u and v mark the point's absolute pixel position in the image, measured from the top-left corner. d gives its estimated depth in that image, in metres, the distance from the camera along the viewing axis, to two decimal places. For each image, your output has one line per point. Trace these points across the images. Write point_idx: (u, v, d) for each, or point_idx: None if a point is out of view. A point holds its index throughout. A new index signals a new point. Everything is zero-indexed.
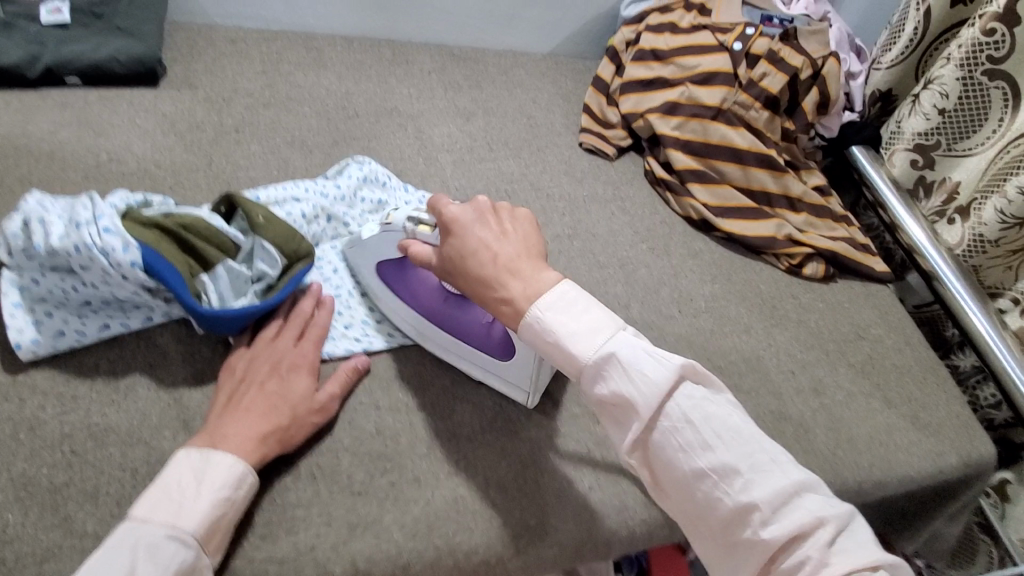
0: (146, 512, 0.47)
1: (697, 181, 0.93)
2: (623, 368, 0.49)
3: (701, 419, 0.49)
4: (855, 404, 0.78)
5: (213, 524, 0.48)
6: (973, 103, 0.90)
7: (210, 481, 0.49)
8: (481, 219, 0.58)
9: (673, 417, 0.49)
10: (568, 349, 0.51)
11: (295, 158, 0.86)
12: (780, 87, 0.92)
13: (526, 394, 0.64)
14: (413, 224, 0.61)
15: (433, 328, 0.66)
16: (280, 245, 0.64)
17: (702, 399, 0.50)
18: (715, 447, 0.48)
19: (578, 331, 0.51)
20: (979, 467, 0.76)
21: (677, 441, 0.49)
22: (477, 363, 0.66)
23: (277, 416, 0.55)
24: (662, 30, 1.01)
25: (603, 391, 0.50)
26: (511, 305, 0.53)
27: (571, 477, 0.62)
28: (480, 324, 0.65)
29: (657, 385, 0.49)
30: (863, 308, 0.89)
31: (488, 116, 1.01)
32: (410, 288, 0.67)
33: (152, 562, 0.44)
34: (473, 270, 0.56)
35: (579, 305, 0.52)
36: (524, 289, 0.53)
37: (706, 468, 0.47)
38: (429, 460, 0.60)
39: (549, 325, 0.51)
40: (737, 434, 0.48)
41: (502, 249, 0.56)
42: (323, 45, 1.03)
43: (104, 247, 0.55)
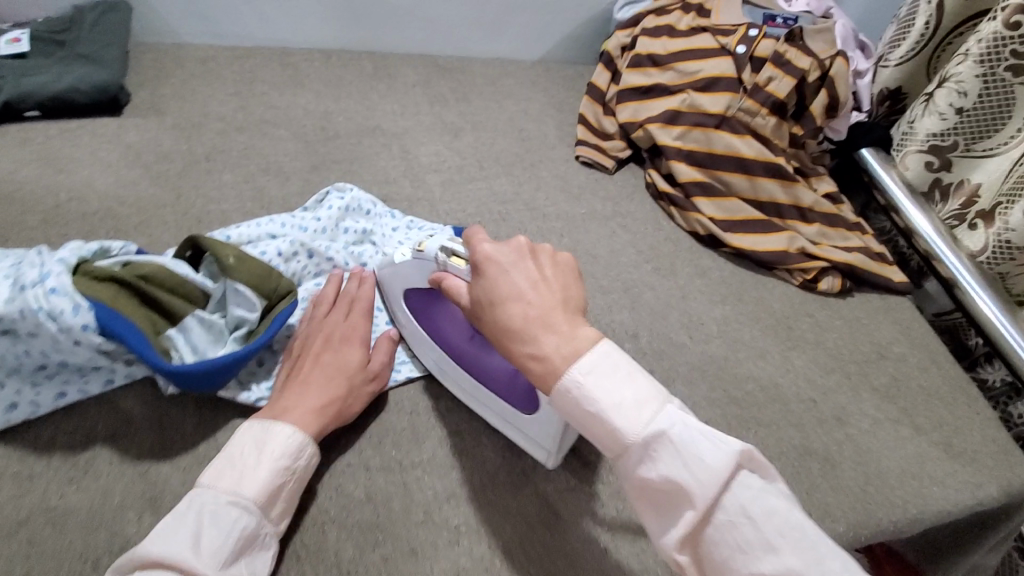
0: (213, 479, 0.48)
1: (703, 193, 0.87)
2: (674, 451, 0.42)
3: (763, 515, 0.41)
4: (882, 432, 0.72)
5: (274, 491, 0.48)
6: (995, 101, 0.85)
7: (267, 450, 0.50)
8: (515, 262, 0.50)
9: (729, 510, 0.42)
10: (611, 424, 0.43)
11: (271, 187, 0.80)
12: (787, 91, 0.87)
13: (545, 453, 0.58)
14: (445, 255, 0.55)
15: (455, 368, 0.62)
16: (256, 288, 0.58)
17: (763, 490, 0.42)
18: (779, 548, 0.40)
19: (623, 403, 0.43)
20: (1020, 497, 0.70)
21: (733, 538, 0.41)
22: (498, 412, 0.61)
23: (336, 386, 0.56)
24: (659, 34, 0.95)
25: (648, 474, 0.43)
26: (541, 360, 0.46)
27: (583, 539, 0.56)
28: (505, 372, 0.60)
29: (713, 471, 0.42)
30: (883, 325, 0.84)
31: (478, 131, 0.96)
32: (438, 322, 0.63)
33: (215, 527, 0.45)
34: (500, 320, 0.48)
35: (622, 369, 0.45)
36: (558, 346, 0.46)
37: (769, 573, 0.40)
38: (425, 528, 0.54)
39: (591, 395, 0.44)
40: (802, 533, 0.41)
41: (538, 300, 0.48)
42: (300, 61, 0.98)
43: (52, 310, 0.50)
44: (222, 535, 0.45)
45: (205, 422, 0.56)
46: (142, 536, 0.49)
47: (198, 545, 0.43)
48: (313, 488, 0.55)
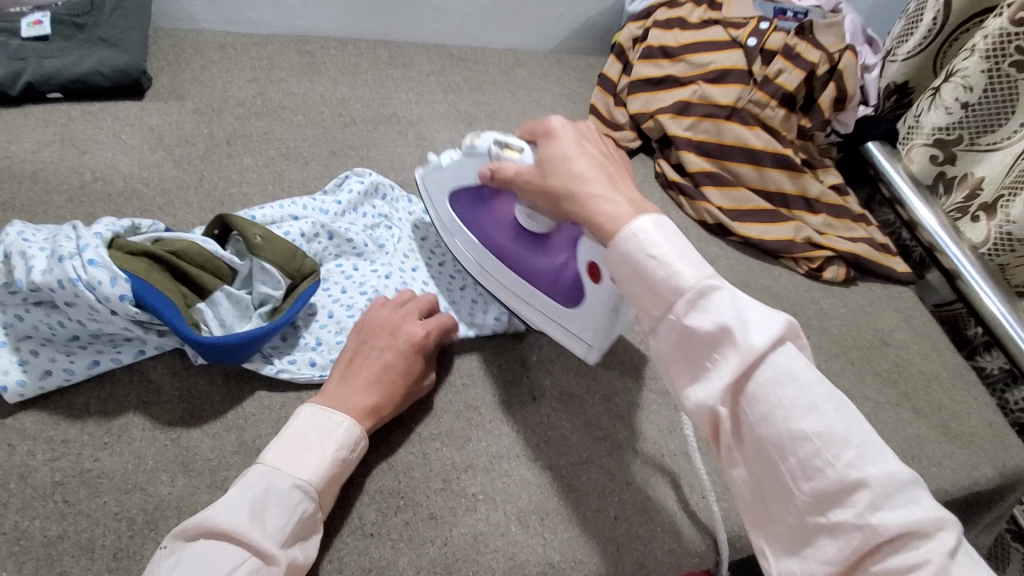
0: (278, 458, 0.49)
1: (712, 183, 0.89)
2: (727, 304, 0.44)
3: (810, 380, 0.42)
4: (883, 415, 0.75)
5: (329, 479, 0.50)
6: (1000, 97, 0.87)
7: (332, 439, 0.51)
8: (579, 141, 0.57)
9: (777, 370, 0.42)
10: (666, 270, 0.46)
11: (291, 170, 0.82)
12: (796, 84, 0.89)
13: (584, 347, 0.65)
14: (499, 147, 0.62)
15: (498, 266, 0.69)
16: (281, 266, 0.60)
17: (810, 363, 0.43)
18: (823, 411, 0.40)
19: (685, 256, 0.46)
20: (1013, 477, 0.73)
21: (779, 398, 0.41)
22: (539, 309, 0.67)
23: (392, 391, 0.57)
24: (671, 26, 0.97)
25: (698, 325, 0.44)
26: (609, 204, 0.51)
27: (595, 508, 0.58)
28: (547, 267, 0.66)
29: (765, 333, 0.42)
30: (886, 312, 0.86)
31: (492, 120, 0.97)
32: (485, 223, 0.69)
33: (280, 508, 0.47)
34: (572, 176, 0.54)
35: (678, 237, 0.47)
36: (627, 199, 0.51)
37: (809, 433, 0.40)
38: (444, 495, 0.56)
39: (650, 241, 0.47)
40: (843, 404, 0.41)
41: (604, 163, 0.55)
42: (316, 48, 0.99)
43: (89, 281, 0.51)
44: (284, 513, 0.47)
45: (232, 392, 0.59)
46: (176, 497, 0.52)
47: (261, 518, 0.45)
48: None
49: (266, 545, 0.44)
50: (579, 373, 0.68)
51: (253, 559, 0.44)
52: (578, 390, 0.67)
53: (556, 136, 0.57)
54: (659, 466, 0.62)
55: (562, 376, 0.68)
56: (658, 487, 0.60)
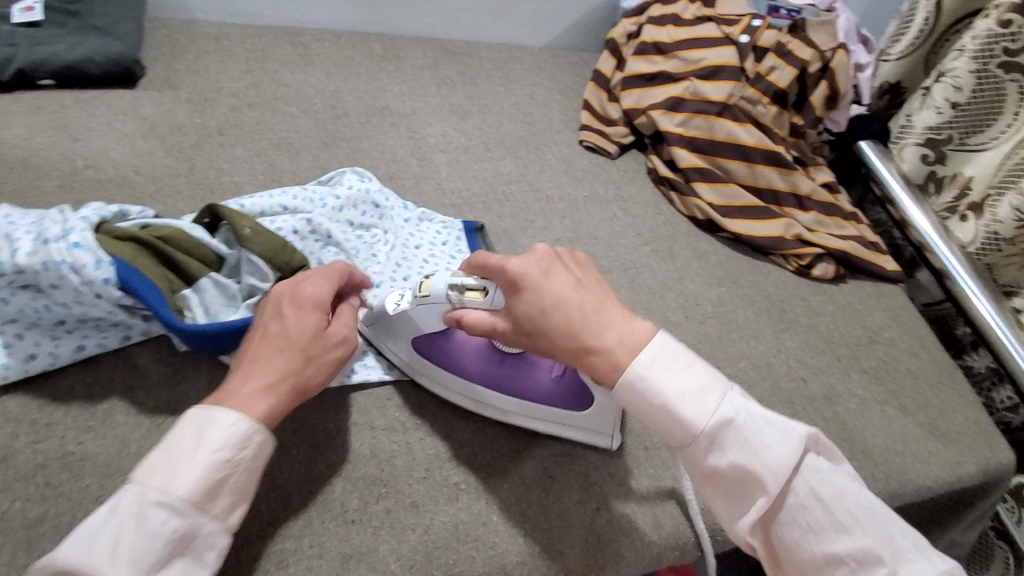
0: (147, 473, 0.44)
1: (703, 179, 0.90)
2: (742, 442, 0.48)
3: (833, 498, 0.48)
4: (867, 410, 0.75)
5: (209, 488, 0.45)
6: (987, 98, 0.87)
7: (209, 442, 0.45)
8: (547, 270, 0.53)
9: (801, 494, 0.48)
10: (677, 419, 0.48)
11: (282, 161, 0.82)
12: (788, 81, 0.89)
13: (607, 438, 0.61)
14: (458, 293, 0.56)
15: (493, 395, 0.61)
16: (268, 257, 0.60)
17: (830, 473, 0.49)
18: (851, 530, 0.47)
19: (692, 395, 0.48)
20: (997, 475, 0.74)
21: (806, 521, 0.48)
22: (550, 421, 0.61)
23: (284, 361, 0.51)
24: (665, 22, 0.98)
25: (720, 464, 0.48)
26: (609, 360, 0.49)
27: (578, 499, 0.58)
28: (545, 379, 0.60)
29: (779, 459, 0.48)
30: (874, 310, 0.86)
31: (484, 114, 0.98)
32: (461, 360, 0.61)
33: (140, 530, 0.42)
34: (561, 324, 0.51)
35: (681, 361, 0.50)
36: (619, 338, 0.50)
37: (841, 553, 0.47)
38: (427, 484, 0.57)
39: (658, 388, 0.48)
40: (866, 511, 0.48)
41: (581, 294, 0.52)
42: (310, 41, 0.99)
43: (74, 263, 0.52)
44: (146, 538, 0.42)
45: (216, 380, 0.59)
46: None
47: (117, 554, 0.41)
48: (321, 445, 0.57)
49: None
50: None
51: None
52: None
53: (520, 286, 0.52)
54: (643, 458, 0.62)
55: None
56: (640, 477, 0.61)
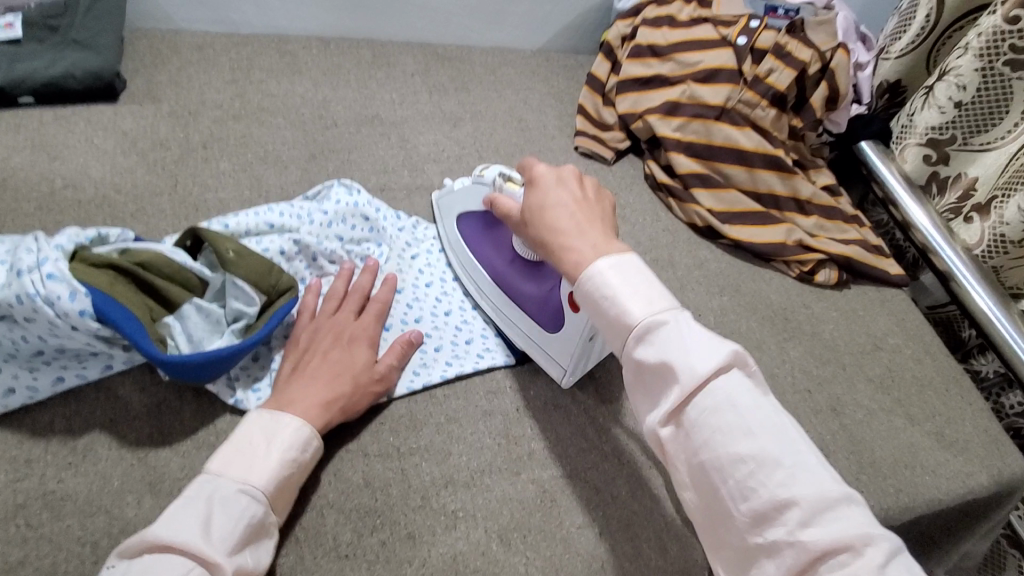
0: (221, 467, 0.47)
1: (702, 185, 0.88)
2: (672, 337, 0.44)
3: (748, 405, 0.42)
4: (875, 421, 0.73)
5: (280, 483, 0.49)
6: (993, 96, 0.85)
7: (281, 440, 0.50)
8: (562, 181, 0.56)
9: (715, 394, 0.42)
10: (618, 308, 0.46)
11: (268, 175, 0.80)
12: (787, 83, 0.87)
13: (561, 370, 0.64)
14: (503, 181, 0.65)
15: (489, 285, 0.70)
16: (254, 281, 0.58)
17: (754, 391, 0.43)
18: (759, 435, 0.40)
19: (638, 294, 0.46)
20: (1009, 485, 0.72)
21: (716, 420, 0.41)
22: (520, 328, 0.67)
23: (339, 384, 0.56)
24: (660, 24, 0.95)
25: (644, 355, 0.45)
26: (576, 256, 0.50)
27: (579, 525, 0.56)
28: (533, 290, 0.66)
29: (705, 357, 0.43)
30: (879, 316, 0.85)
31: (477, 121, 0.95)
32: (486, 246, 0.71)
33: (226, 513, 0.44)
34: (548, 225, 0.54)
35: (642, 273, 0.48)
36: (593, 246, 0.50)
37: (744, 456, 0.40)
38: (422, 514, 0.55)
39: (606, 281, 0.47)
40: (780, 426, 0.41)
41: (579, 206, 0.55)
42: (297, 48, 0.97)
43: (48, 296, 0.49)
44: (233, 519, 0.44)
45: (201, 410, 0.56)
46: (142, 519, 0.50)
47: (209, 530, 0.43)
48: (313, 474, 0.55)
49: (214, 555, 0.42)
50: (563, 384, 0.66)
51: (200, 569, 0.41)
52: (562, 401, 0.65)
53: (539, 182, 0.57)
54: (646, 478, 0.60)
55: (545, 387, 0.66)
56: (644, 499, 0.59)
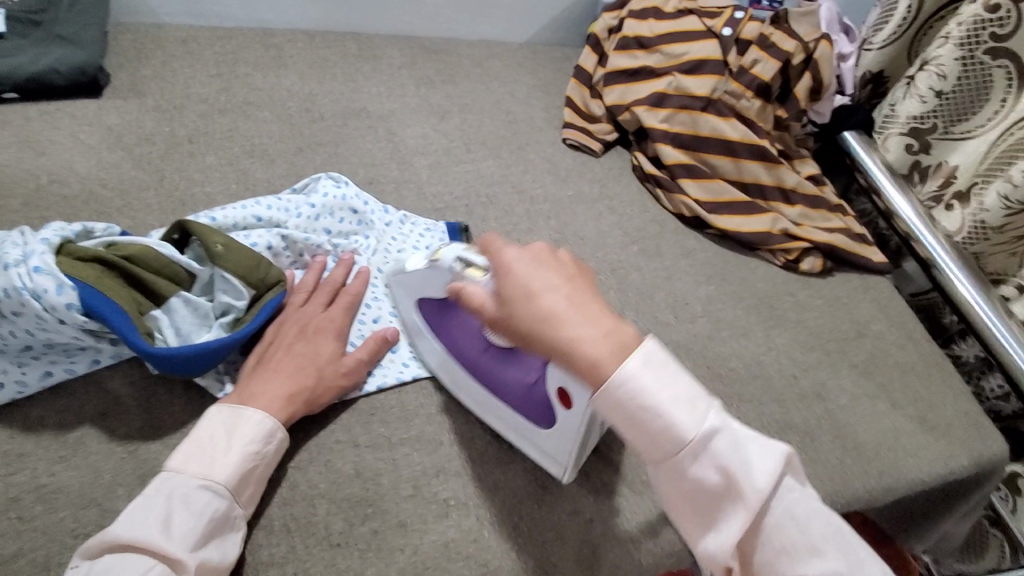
0: (182, 464, 0.49)
1: (689, 176, 0.89)
2: (725, 450, 0.42)
3: (805, 516, 0.42)
4: (859, 406, 0.74)
5: (244, 475, 0.50)
6: (974, 84, 0.87)
7: (242, 435, 0.51)
8: (539, 260, 0.47)
9: (775, 513, 0.42)
10: (665, 421, 0.42)
11: (255, 169, 0.80)
12: (772, 74, 0.88)
13: (560, 468, 0.57)
14: (462, 267, 0.53)
15: (468, 379, 0.61)
16: (242, 275, 0.58)
17: (802, 492, 0.43)
18: (822, 547, 0.41)
19: (681, 403, 0.42)
20: (989, 466, 0.74)
21: (779, 539, 0.42)
22: (511, 425, 0.59)
23: (302, 377, 0.56)
24: (646, 16, 0.96)
25: (698, 473, 0.42)
26: (591, 355, 0.43)
27: (570, 510, 0.57)
28: (518, 381, 0.58)
29: (762, 473, 0.42)
30: (863, 303, 0.86)
31: (465, 114, 0.95)
32: (455, 334, 0.61)
33: (186, 510, 0.47)
34: (537, 319, 0.44)
35: (670, 368, 0.43)
36: (602, 337, 0.43)
37: (813, 574, 0.41)
38: (415, 502, 0.55)
39: (644, 396, 0.42)
40: (833, 526, 0.42)
41: (567, 283, 0.46)
42: (283, 42, 0.96)
43: (35, 289, 0.49)
44: (193, 515, 0.47)
45: (192, 402, 0.57)
46: None
47: (168, 527, 0.45)
48: (305, 466, 0.56)
49: (172, 552, 0.44)
50: None
51: (160, 565, 0.44)
52: None
53: (512, 264, 0.47)
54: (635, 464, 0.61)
55: None
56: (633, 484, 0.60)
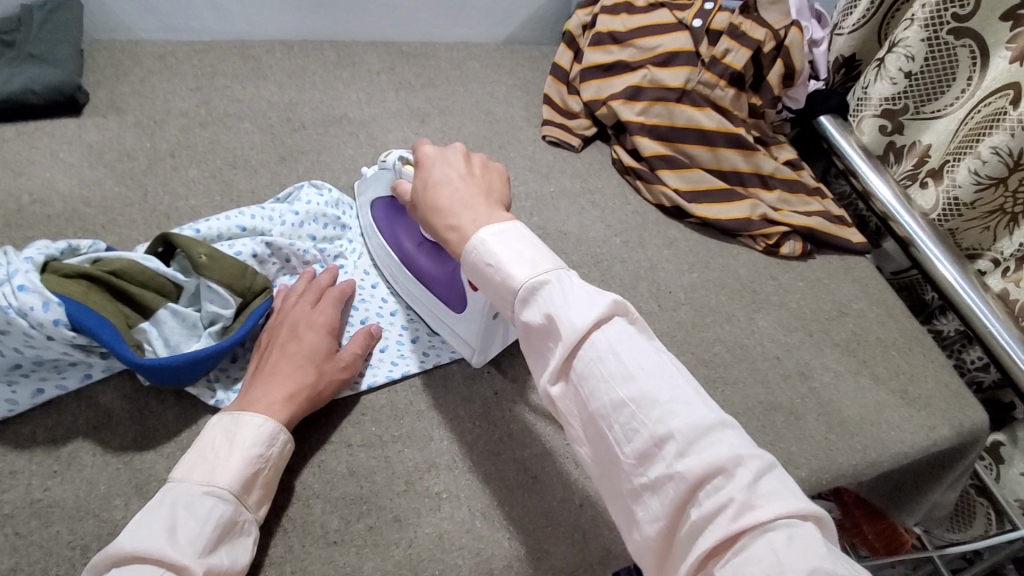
0: (184, 474, 0.48)
1: (667, 166, 0.90)
2: (554, 295, 0.46)
3: (625, 348, 0.44)
4: (842, 383, 0.76)
5: (248, 480, 0.50)
6: (941, 65, 0.88)
7: (244, 438, 0.51)
8: (448, 163, 0.58)
9: (597, 347, 0.44)
10: (502, 273, 0.48)
11: (239, 180, 0.80)
12: (744, 62, 0.89)
13: (469, 351, 0.66)
14: (400, 164, 0.65)
15: (402, 271, 0.70)
16: (229, 284, 0.59)
17: (633, 336, 0.45)
18: (636, 378, 0.42)
19: (519, 257, 0.48)
20: (971, 435, 0.75)
21: (599, 371, 0.43)
22: (432, 310, 0.68)
23: (303, 374, 0.57)
24: (618, 11, 0.98)
25: (532, 317, 0.47)
26: (458, 232, 0.52)
27: (561, 497, 0.58)
28: (440, 273, 0.67)
29: (583, 312, 0.44)
30: (843, 283, 0.88)
31: (445, 116, 0.96)
32: (396, 231, 0.71)
33: (191, 516, 0.45)
34: (432, 206, 0.55)
35: (523, 240, 0.50)
36: (474, 220, 0.52)
37: (625, 399, 0.42)
38: (409, 497, 0.56)
39: (489, 248, 0.49)
40: (656, 364, 0.43)
41: (463, 184, 0.56)
42: (261, 53, 0.97)
43: (21, 307, 0.50)
44: (199, 521, 0.45)
45: (183, 412, 0.57)
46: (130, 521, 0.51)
47: (174, 535, 0.43)
48: (300, 467, 0.57)
49: (180, 557, 0.42)
50: None
51: (167, 574, 0.41)
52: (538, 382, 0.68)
53: (426, 167, 0.58)
54: None
55: (524, 372, 0.68)
56: None
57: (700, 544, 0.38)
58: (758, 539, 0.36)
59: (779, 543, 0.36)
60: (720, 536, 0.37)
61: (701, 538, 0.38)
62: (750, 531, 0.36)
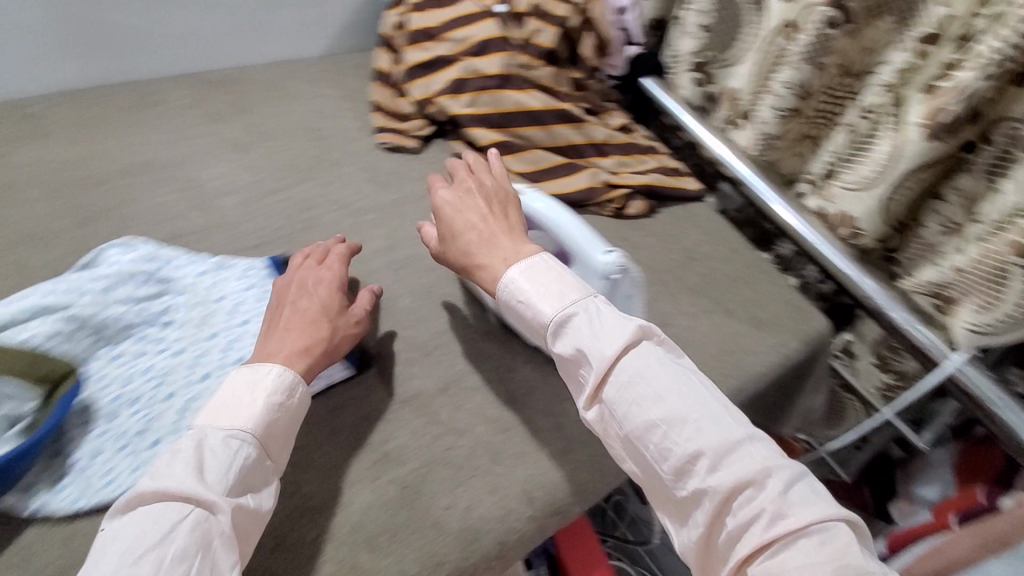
0: (210, 422, 0.53)
1: (506, 152, 0.91)
2: (582, 327, 0.55)
3: (651, 374, 0.53)
4: (698, 323, 0.81)
5: (269, 424, 0.54)
6: (728, 13, 0.96)
7: (263, 386, 0.55)
8: (467, 203, 0.67)
9: (626, 371, 0.53)
10: (534, 309, 0.58)
11: (31, 256, 0.71)
12: (553, 40, 0.95)
13: None
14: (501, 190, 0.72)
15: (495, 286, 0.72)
16: (24, 374, 0.55)
17: (659, 359, 0.54)
18: (666, 400, 0.51)
19: (548, 293, 0.58)
20: (816, 342, 0.83)
21: (631, 395, 0.52)
22: None
23: (317, 331, 0.62)
24: (426, 8, 0.97)
25: (563, 348, 0.56)
26: (490, 272, 0.62)
27: (445, 506, 0.58)
28: None
29: (612, 344, 0.54)
30: (688, 230, 0.93)
31: (268, 141, 0.91)
32: None
33: (215, 458, 0.50)
34: (460, 247, 0.65)
35: (553, 273, 0.59)
36: (504, 259, 0.62)
37: (658, 420, 0.50)
38: (280, 555, 0.54)
39: (519, 287, 0.59)
40: (683, 388, 0.52)
41: (483, 224, 0.65)
42: (40, 109, 0.87)
43: None
44: (223, 463, 0.50)
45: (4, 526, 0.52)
46: None
47: (201, 475, 0.49)
48: None
49: (207, 495, 0.48)
50: (409, 379, 0.68)
51: (197, 510, 0.47)
52: (410, 394, 0.66)
53: (444, 208, 0.67)
54: (503, 443, 0.64)
55: (394, 391, 0.67)
56: (505, 462, 0.63)
57: (739, 548, 0.46)
58: (794, 543, 0.44)
59: (811, 544, 0.44)
60: (756, 543, 0.45)
61: (741, 540, 0.46)
62: (784, 537, 0.45)
